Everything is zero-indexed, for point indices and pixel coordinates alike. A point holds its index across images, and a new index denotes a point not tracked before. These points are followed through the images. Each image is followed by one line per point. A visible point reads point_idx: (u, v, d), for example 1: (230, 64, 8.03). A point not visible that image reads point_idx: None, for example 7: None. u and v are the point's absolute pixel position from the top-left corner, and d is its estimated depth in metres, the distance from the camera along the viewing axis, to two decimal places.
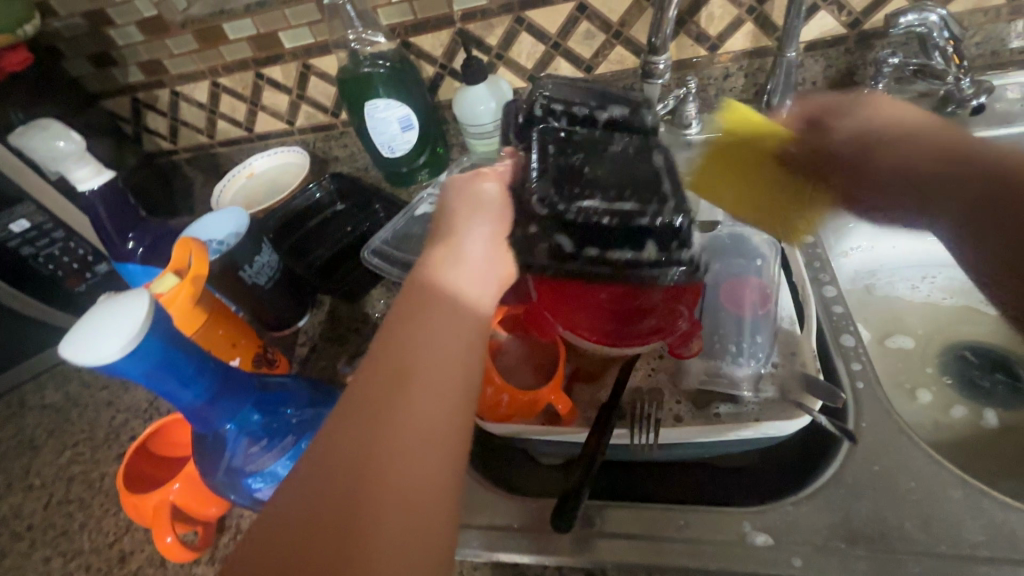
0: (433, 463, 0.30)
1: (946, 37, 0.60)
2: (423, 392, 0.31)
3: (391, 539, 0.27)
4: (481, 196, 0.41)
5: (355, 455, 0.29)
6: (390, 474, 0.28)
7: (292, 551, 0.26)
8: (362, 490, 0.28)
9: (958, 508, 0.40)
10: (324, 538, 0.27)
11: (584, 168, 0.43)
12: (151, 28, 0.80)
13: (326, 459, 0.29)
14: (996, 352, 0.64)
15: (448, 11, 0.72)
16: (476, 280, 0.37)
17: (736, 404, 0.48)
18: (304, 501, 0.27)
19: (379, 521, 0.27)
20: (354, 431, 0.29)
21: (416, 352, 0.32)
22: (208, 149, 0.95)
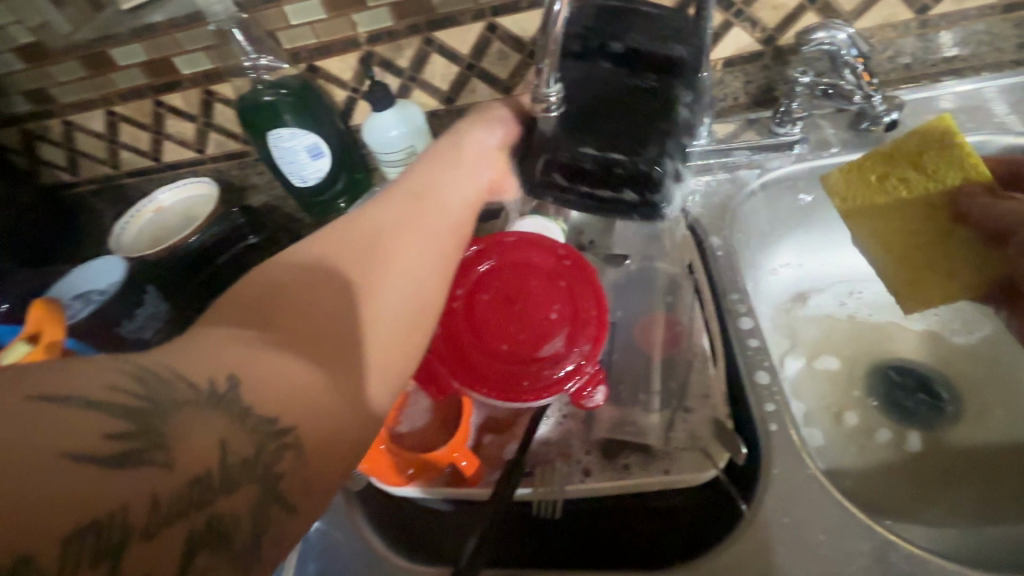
0: (415, 296, 0.40)
1: (855, 56, 0.57)
2: (417, 243, 0.42)
3: (389, 304, 0.38)
4: (487, 123, 0.51)
5: (358, 269, 0.38)
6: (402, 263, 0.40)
7: (325, 281, 0.37)
8: (379, 265, 0.39)
9: (866, 561, 0.38)
10: (346, 284, 0.37)
11: (596, 114, 0.48)
12: (31, 55, 0.72)
13: (336, 266, 0.38)
14: (920, 371, 0.63)
15: (353, 34, 0.67)
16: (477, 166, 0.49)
17: (647, 456, 0.45)
18: (314, 282, 0.36)
19: (384, 291, 0.38)
20: (361, 251, 0.40)
21: (419, 218, 0.43)
22: (114, 180, 0.87)
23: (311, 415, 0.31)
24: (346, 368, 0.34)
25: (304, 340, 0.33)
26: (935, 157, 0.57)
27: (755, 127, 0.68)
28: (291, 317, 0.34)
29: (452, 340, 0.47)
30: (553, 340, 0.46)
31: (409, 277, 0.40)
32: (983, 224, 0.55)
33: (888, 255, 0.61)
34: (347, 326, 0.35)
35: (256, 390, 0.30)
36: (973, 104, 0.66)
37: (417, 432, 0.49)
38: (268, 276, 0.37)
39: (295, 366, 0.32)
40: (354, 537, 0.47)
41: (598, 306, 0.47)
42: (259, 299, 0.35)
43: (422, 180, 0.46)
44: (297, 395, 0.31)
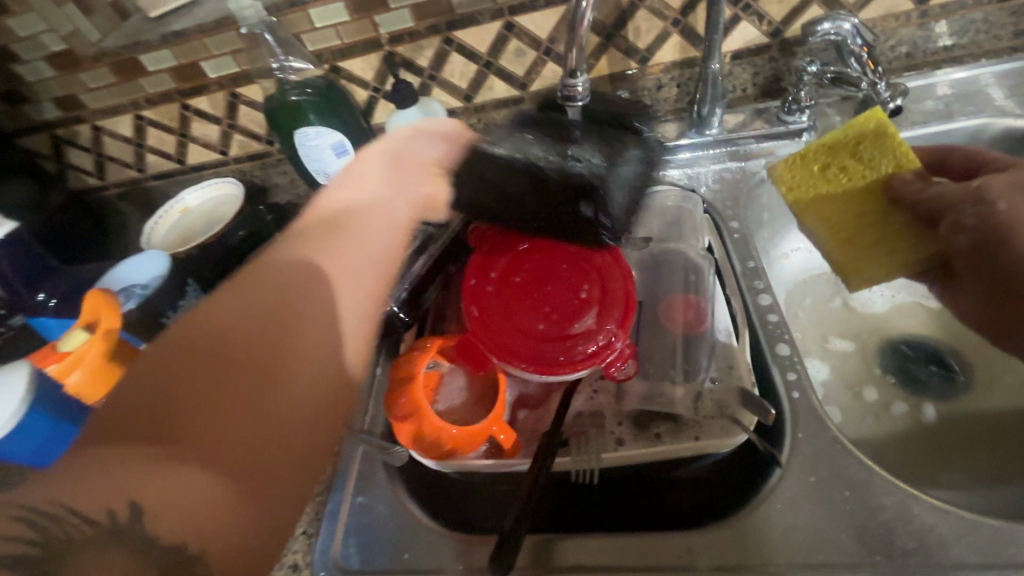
0: (325, 355, 0.39)
1: (862, 44, 0.60)
2: (329, 305, 0.41)
3: (296, 383, 0.37)
4: (399, 161, 0.52)
5: (262, 338, 0.37)
6: (308, 335, 0.38)
7: (222, 370, 0.35)
8: (283, 341, 0.37)
9: (890, 515, 0.41)
10: (246, 370, 0.36)
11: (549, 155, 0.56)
12: (61, 63, 0.72)
13: (237, 338, 0.37)
14: (931, 345, 0.66)
15: (375, 35, 0.70)
16: (388, 216, 0.49)
17: (676, 423, 0.48)
18: (211, 374, 0.35)
19: (289, 370, 0.37)
20: (263, 318, 0.38)
21: (330, 268, 0.42)
22: (141, 184, 0.87)
23: (214, 525, 0.31)
24: (252, 461, 0.33)
25: (204, 437, 0.32)
26: (869, 137, 0.59)
27: (763, 117, 0.71)
28: (185, 418, 0.33)
29: (485, 320, 0.49)
30: (584, 318, 0.49)
31: (317, 339, 0.39)
32: (917, 205, 0.57)
33: (833, 236, 0.61)
34: (254, 417, 0.34)
35: (153, 512, 0.29)
36: (971, 91, 0.69)
37: (454, 410, 0.51)
38: (163, 360, 0.35)
39: (191, 480, 0.31)
40: (402, 512, 0.49)
41: (627, 287, 0.50)
42: (153, 393, 0.34)
43: (333, 238, 0.45)
44: (197, 507, 0.31)
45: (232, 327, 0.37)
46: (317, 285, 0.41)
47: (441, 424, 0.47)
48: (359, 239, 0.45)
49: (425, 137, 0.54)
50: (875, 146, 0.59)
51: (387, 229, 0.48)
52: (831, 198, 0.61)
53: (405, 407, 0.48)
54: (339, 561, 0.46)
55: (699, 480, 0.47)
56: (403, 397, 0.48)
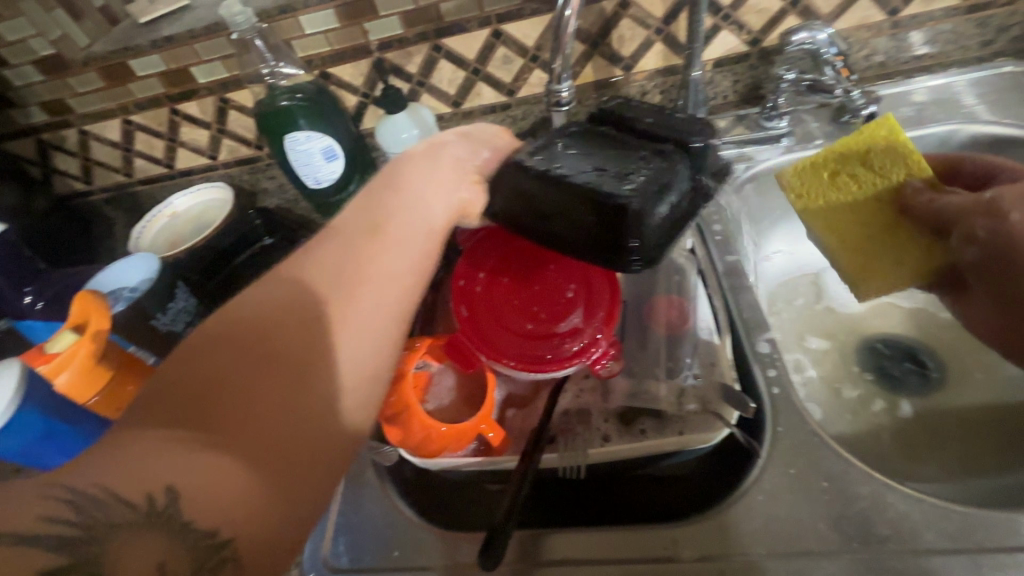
0: (363, 355, 0.38)
1: (834, 53, 0.62)
2: (367, 304, 0.39)
3: (335, 381, 0.36)
4: (439, 157, 0.48)
5: (305, 331, 0.36)
6: (348, 333, 0.37)
7: (263, 361, 0.34)
8: (325, 336, 0.37)
9: (866, 504, 0.42)
10: (287, 363, 0.35)
11: (573, 160, 0.46)
12: (50, 67, 0.72)
13: (280, 327, 0.36)
14: (907, 343, 0.68)
15: (365, 41, 0.71)
16: (423, 211, 0.45)
17: (659, 420, 0.50)
18: (252, 364, 0.34)
19: (328, 367, 0.36)
20: (306, 312, 0.37)
21: (371, 264, 0.41)
22: (127, 188, 0.86)
23: (249, 517, 0.30)
24: (289, 458, 0.32)
25: (245, 426, 0.32)
26: (882, 144, 0.59)
27: (745, 123, 0.73)
28: (227, 408, 0.32)
29: (474, 320, 0.50)
30: (571, 316, 0.50)
31: (357, 338, 0.38)
32: (927, 217, 0.56)
33: (841, 247, 0.63)
34: (293, 412, 0.33)
35: (194, 500, 0.29)
36: (940, 99, 0.71)
37: (444, 408, 0.52)
38: (208, 345, 0.35)
39: (231, 469, 0.30)
40: (391, 510, 0.49)
41: (612, 287, 0.51)
42: (198, 377, 0.33)
43: (368, 232, 0.43)
44: (234, 498, 0.30)
45: (275, 318, 0.36)
46: (357, 283, 0.39)
47: (430, 421, 0.48)
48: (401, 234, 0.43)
49: (465, 142, 0.51)
50: (887, 149, 0.58)
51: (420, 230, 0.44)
52: (842, 206, 0.62)
53: (395, 405, 0.48)
54: (329, 561, 0.47)
55: (683, 476, 0.49)
56: (394, 396, 0.49)
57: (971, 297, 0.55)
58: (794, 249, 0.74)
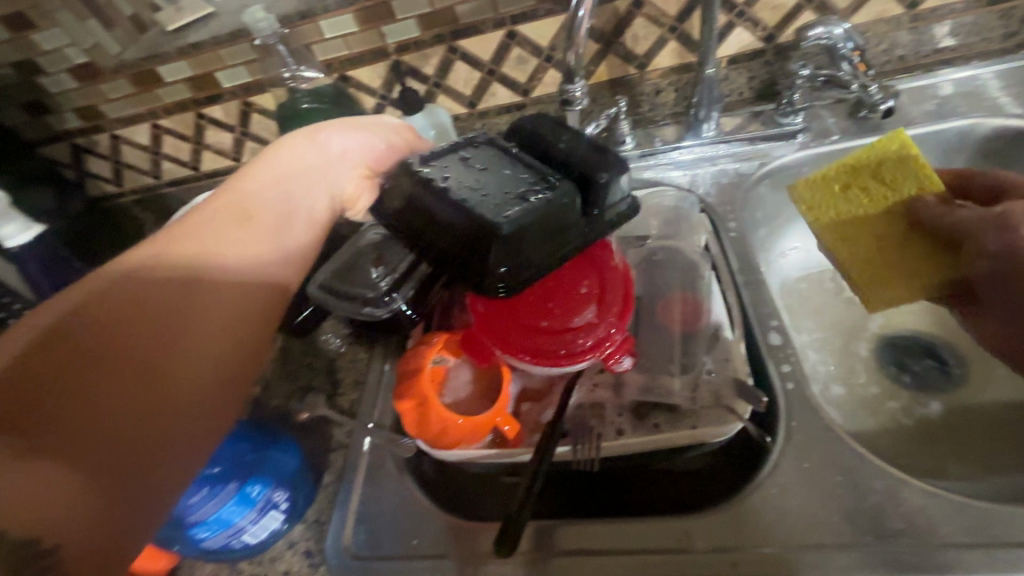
0: (216, 362, 0.39)
1: (852, 48, 0.62)
2: (225, 306, 0.41)
3: (189, 379, 0.37)
4: (306, 163, 0.51)
5: (157, 338, 0.37)
6: (200, 333, 0.38)
7: (104, 361, 0.34)
8: (176, 335, 0.37)
9: (879, 497, 0.43)
10: (130, 365, 0.35)
11: (455, 176, 0.43)
12: (84, 74, 0.75)
13: (128, 340, 0.36)
14: (926, 339, 0.67)
15: (383, 44, 0.73)
16: (286, 221, 0.48)
17: (674, 414, 0.50)
18: (91, 365, 0.34)
19: (179, 367, 0.37)
20: (160, 317, 0.37)
21: (228, 272, 0.42)
22: (156, 190, 0.90)
23: (79, 525, 0.29)
24: (131, 456, 0.33)
25: (81, 435, 0.31)
26: (890, 156, 0.59)
27: (759, 119, 0.73)
28: (61, 411, 0.32)
29: (491, 316, 0.51)
30: (584, 311, 0.51)
31: (211, 344, 0.39)
32: (940, 230, 0.57)
33: (853, 258, 0.62)
34: (134, 413, 0.34)
35: (16, 504, 0.28)
36: (964, 93, 0.70)
37: (460, 402, 0.53)
38: (31, 357, 0.33)
39: (60, 473, 0.30)
40: (409, 501, 0.51)
41: (625, 282, 0.52)
42: (22, 388, 0.32)
43: (223, 232, 0.44)
44: (67, 508, 0.29)
45: (127, 324, 0.36)
46: (213, 284, 0.41)
47: (447, 413, 0.49)
48: (264, 243, 0.46)
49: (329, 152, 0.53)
50: (898, 160, 0.59)
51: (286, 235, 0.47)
52: (855, 218, 0.62)
53: (413, 398, 0.50)
54: (350, 548, 0.48)
55: (696, 471, 0.50)
56: (411, 389, 0.50)
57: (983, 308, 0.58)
58: (810, 245, 0.74)
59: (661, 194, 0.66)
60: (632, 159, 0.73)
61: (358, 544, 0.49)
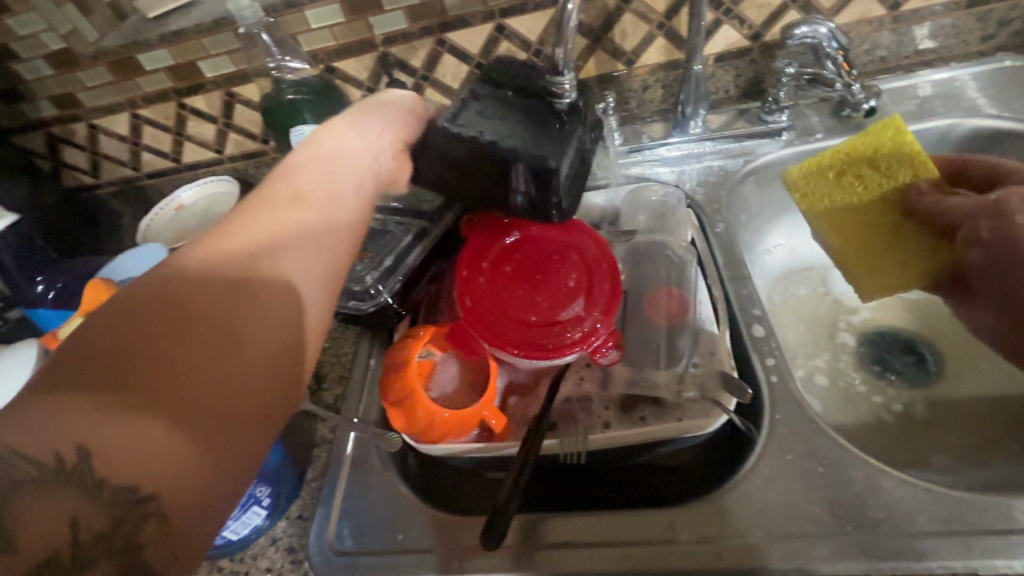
0: (290, 316, 0.34)
1: (836, 48, 0.63)
2: (300, 256, 0.36)
3: (267, 331, 0.33)
4: (364, 120, 0.46)
5: (232, 288, 0.33)
6: (275, 283, 0.34)
7: (180, 309, 0.31)
8: (252, 286, 0.33)
9: (860, 488, 0.43)
10: (205, 312, 0.31)
11: (485, 125, 0.44)
12: (60, 61, 0.73)
13: (204, 286, 0.32)
14: (906, 335, 0.68)
15: (370, 36, 0.72)
16: (355, 171, 0.43)
17: (659, 407, 0.51)
18: (166, 311, 0.31)
19: (256, 318, 0.33)
20: (231, 264, 0.34)
21: (296, 225, 0.37)
22: (135, 182, 0.87)
23: (167, 477, 0.28)
24: (215, 413, 0.30)
25: (169, 384, 0.29)
26: (887, 143, 0.59)
27: (745, 117, 0.74)
28: (142, 359, 0.29)
29: (477, 309, 0.51)
30: (572, 305, 0.51)
31: (281, 300, 0.34)
32: (932, 217, 0.58)
33: (845, 246, 0.65)
34: (215, 366, 0.30)
35: (108, 457, 0.27)
36: (943, 93, 0.71)
37: (448, 395, 0.53)
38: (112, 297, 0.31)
39: (147, 426, 0.28)
40: (395, 495, 0.50)
41: (612, 276, 0.52)
42: (105, 333, 0.30)
43: (294, 183, 0.40)
44: (152, 461, 0.28)
45: (201, 269, 0.33)
46: (285, 234, 0.36)
47: (433, 407, 0.49)
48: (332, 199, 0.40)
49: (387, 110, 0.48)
50: (895, 146, 0.59)
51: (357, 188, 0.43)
52: (848, 207, 0.63)
53: (399, 391, 0.49)
54: (334, 544, 0.48)
55: (681, 465, 0.50)
56: (397, 382, 0.50)
57: (977, 300, 0.59)
58: (794, 242, 0.75)
59: (648, 189, 0.66)
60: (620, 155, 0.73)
61: (342, 539, 0.48)
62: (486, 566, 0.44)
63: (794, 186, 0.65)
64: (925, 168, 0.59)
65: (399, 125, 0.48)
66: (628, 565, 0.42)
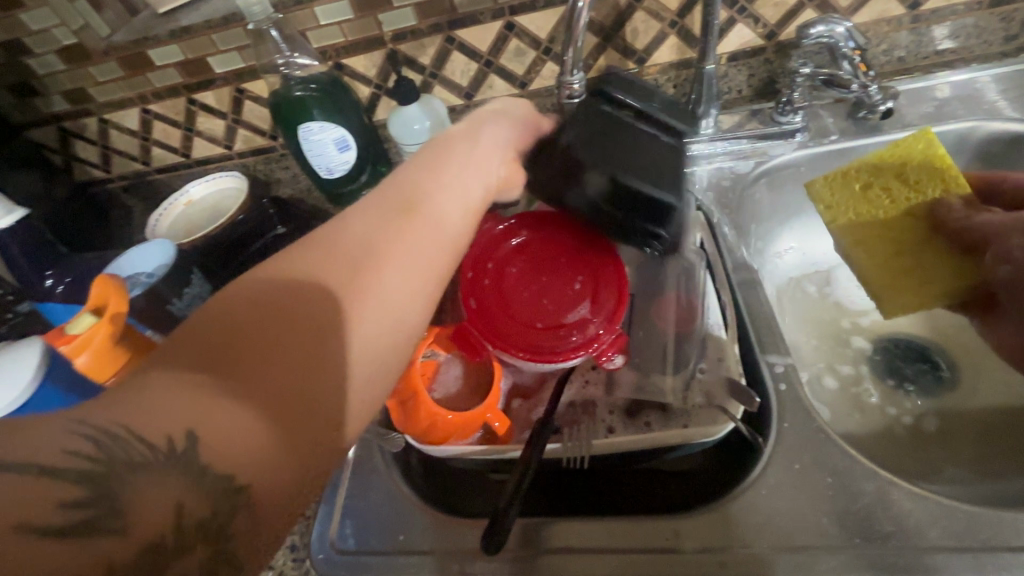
0: (372, 335, 0.35)
1: (853, 48, 0.61)
2: (402, 269, 0.37)
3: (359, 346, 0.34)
4: (492, 130, 0.49)
5: (319, 305, 0.33)
6: (370, 299, 0.35)
7: (281, 310, 0.32)
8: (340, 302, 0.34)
9: (870, 500, 0.43)
10: (310, 312, 0.33)
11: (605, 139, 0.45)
12: (71, 56, 0.73)
13: (294, 296, 0.33)
14: (920, 342, 0.67)
15: (379, 32, 0.71)
16: (454, 184, 0.44)
17: (664, 412, 0.50)
18: (274, 309, 0.32)
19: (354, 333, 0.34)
20: (325, 283, 0.34)
21: (396, 240, 0.38)
22: (145, 176, 0.88)
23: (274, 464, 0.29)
24: (305, 412, 0.30)
25: (273, 375, 0.30)
26: (918, 158, 0.62)
27: (757, 118, 0.72)
28: (243, 348, 0.30)
29: (482, 311, 0.50)
30: (578, 308, 0.50)
31: (384, 314, 0.36)
32: (960, 237, 0.59)
33: (872, 261, 0.64)
34: (320, 360, 0.32)
35: (217, 444, 0.27)
36: (964, 94, 0.70)
37: (451, 397, 0.52)
38: (230, 298, 0.33)
39: (251, 412, 0.29)
40: (397, 496, 0.50)
41: (619, 279, 0.51)
42: (221, 325, 0.31)
43: (405, 189, 0.43)
44: (256, 446, 0.28)
45: (307, 277, 0.34)
46: (387, 251, 0.37)
47: (436, 408, 0.48)
48: (428, 223, 0.40)
49: (504, 119, 0.51)
50: (923, 159, 0.61)
51: (447, 206, 0.42)
52: (871, 219, 0.64)
53: (402, 392, 0.49)
54: (336, 543, 0.48)
55: (691, 469, 0.50)
56: (401, 382, 0.49)
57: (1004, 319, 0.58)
58: (804, 245, 0.74)
59: None
60: None
61: (344, 539, 0.48)
62: (488, 570, 0.44)
63: (817, 197, 0.66)
64: (955, 184, 0.60)
65: (521, 134, 0.51)
66: (631, 573, 0.41)
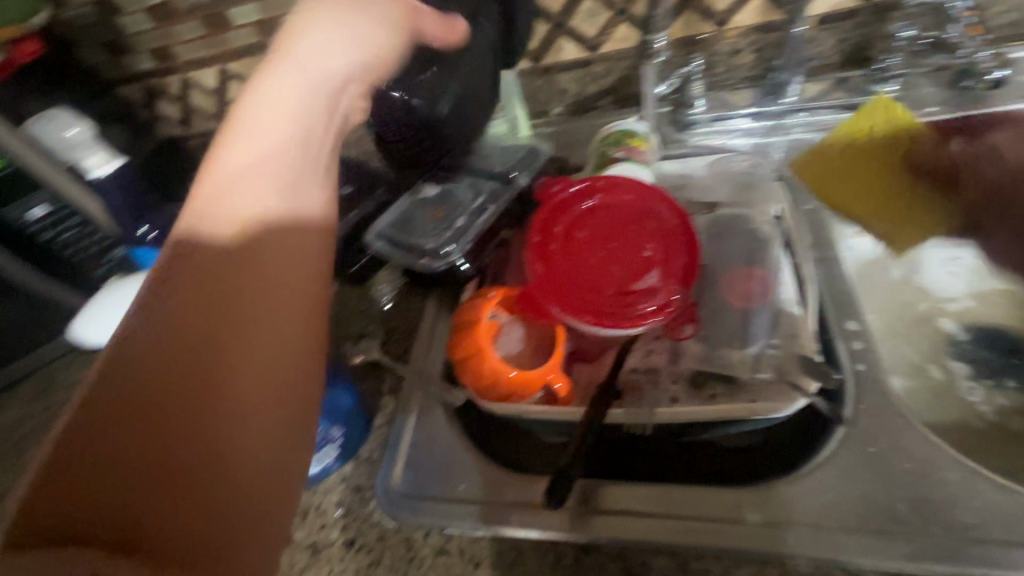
0: (263, 402, 0.35)
1: (965, 8, 0.60)
2: (271, 326, 0.37)
3: (246, 418, 0.34)
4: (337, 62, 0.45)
5: (181, 395, 0.33)
6: (241, 366, 0.35)
7: (139, 413, 0.32)
8: (206, 381, 0.34)
9: (954, 491, 0.41)
10: (184, 405, 0.33)
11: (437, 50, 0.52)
12: (161, 15, 0.76)
13: (139, 397, 0.32)
14: (1013, 334, 0.62)
15: None
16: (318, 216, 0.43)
17: (732, 386, 0.49)
18: (136, 416, 0.32)
19: (237, 405, 0.34)
20: (184, 373, 0.34)
21: (258, 300, 0.38)
22: (220, 134, 0.91)
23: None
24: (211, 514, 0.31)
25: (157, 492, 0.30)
26: (876, 115, 0.63)
27: (846, 87, 0.68)
28: (108, 469, 0.30)
29: (549, 274, 0.50)
30: (648, 275, 0.50)
31: (267, 378, 0.36)
32: (933, 168, 0.63)
33: (863, 212, 0.64)
34: (209, 453, 0.32)
35: None
36: None
37: (513, 357, 0.53)
38: (79, 419, 0.32)
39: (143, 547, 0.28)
40: (460, 448, 0.52)
41: (691, 248, 0.50)
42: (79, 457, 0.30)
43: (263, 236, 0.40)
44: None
45: (143, 385, 0.33)
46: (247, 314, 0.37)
47: (500, 367, 0.49)
48: (290, 274, 0.39)
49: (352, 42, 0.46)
50: (885, 117, 0.63)
51: (314, 243, 0.42)
52: (857, 177, 0.65)
53: (467, 348, 0.51)
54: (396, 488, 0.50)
55: (746, 449, 0.48)
56: (466, 340, 0.51)
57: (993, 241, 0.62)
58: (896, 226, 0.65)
59: (731, 160, 0.64)
60: (700, 122, 0.69)
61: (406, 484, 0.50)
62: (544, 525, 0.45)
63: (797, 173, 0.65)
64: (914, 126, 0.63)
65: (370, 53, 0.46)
66: (691, 540, 0.41)
